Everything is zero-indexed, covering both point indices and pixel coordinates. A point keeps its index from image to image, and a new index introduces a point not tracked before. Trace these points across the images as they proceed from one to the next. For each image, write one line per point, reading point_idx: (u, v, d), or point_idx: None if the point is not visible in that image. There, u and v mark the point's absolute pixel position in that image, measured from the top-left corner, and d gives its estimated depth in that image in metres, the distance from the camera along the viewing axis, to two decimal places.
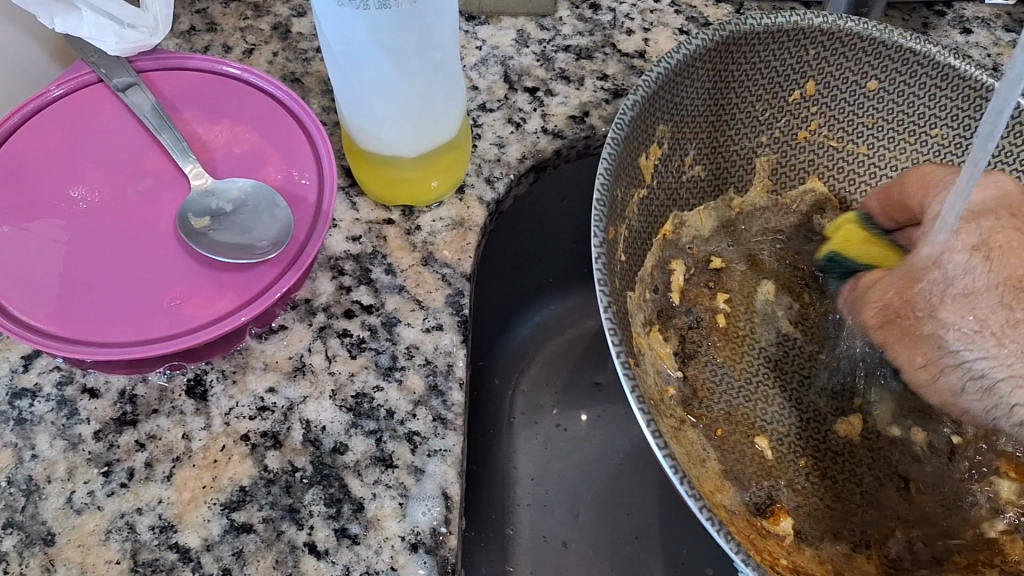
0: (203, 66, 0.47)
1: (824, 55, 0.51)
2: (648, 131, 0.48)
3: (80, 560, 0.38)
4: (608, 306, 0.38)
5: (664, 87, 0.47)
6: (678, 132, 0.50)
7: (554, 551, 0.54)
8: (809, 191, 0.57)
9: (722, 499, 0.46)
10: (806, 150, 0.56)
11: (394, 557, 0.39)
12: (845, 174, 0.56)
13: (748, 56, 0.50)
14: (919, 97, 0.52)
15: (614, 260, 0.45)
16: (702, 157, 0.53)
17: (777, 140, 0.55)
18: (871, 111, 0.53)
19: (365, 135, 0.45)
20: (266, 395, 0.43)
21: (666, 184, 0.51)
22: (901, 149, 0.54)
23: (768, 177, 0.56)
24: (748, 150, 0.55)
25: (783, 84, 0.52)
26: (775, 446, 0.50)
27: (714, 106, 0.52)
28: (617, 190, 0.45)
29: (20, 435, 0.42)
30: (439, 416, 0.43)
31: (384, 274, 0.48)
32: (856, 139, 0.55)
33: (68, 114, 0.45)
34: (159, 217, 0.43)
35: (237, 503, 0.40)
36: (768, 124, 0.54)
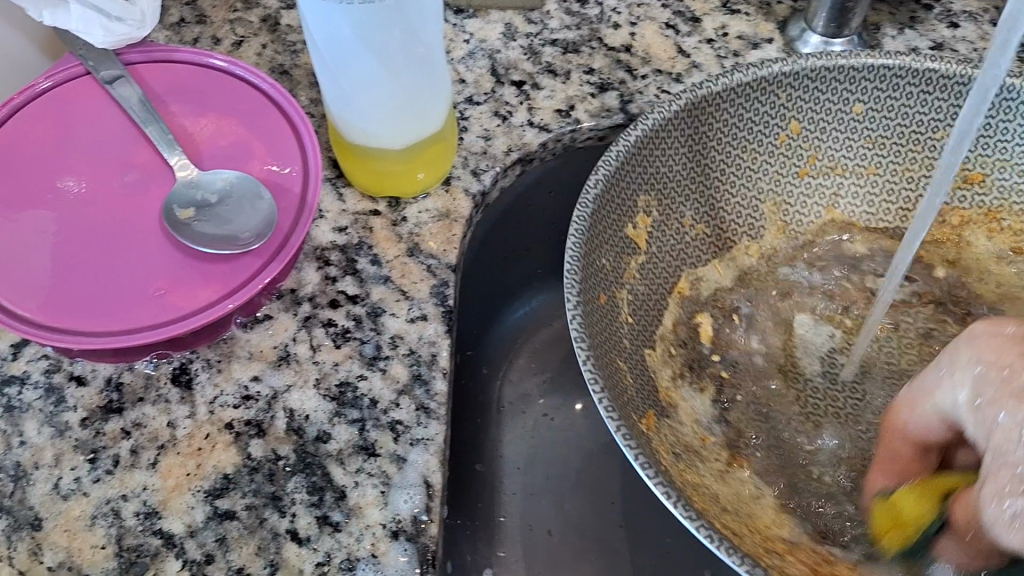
0: (191, 58, 0.48)
1: (797, 96, 0.49)
2: (628, 198, 0.46)
3: (66, 544, 0.39)
4: (587, 358, 0.38)
5: (631, 159, 0.45)
6: (663, 196, 0.48)
7: (539, 538, 0.55)
8: (829, 223, 0.54)
9: (781, 532, 0.42)
10: (814, 186, 0.53)
11: (375, 544, 0.40)
12: (861, 197, 0.53)
13: (717, 107, 0.48)
14: (910, 106, 0.49)
15: (616, 334, 0.44)
16: (698, 217, 0.51)
17: (777, 182, 0.52)
18: (866, 132, 0.50)
19: (350, 128, 0.46)
20: (250, 384, 0.44)
21: (665, 248, 0.49)
22: (910, 160, 0.51)
23: (782, 218, 0.53)
24: (748, 199, 0.52)
25: (765, 129, 0.50)
26: (832, 471, 0.47)
27: (696, 159, 0.49)
28: (600, 264, 0.43)
29: (9, 421, 0.43)
30: (422, 405, 0.44)
31: (369, 265, 0.48)
32: (860, 162, 0.52)
33: (57, 107, 0.46)
34: (146, 208, 0.43)
35: (221, 490, 0.41)
36: (761, 170, 0.51)
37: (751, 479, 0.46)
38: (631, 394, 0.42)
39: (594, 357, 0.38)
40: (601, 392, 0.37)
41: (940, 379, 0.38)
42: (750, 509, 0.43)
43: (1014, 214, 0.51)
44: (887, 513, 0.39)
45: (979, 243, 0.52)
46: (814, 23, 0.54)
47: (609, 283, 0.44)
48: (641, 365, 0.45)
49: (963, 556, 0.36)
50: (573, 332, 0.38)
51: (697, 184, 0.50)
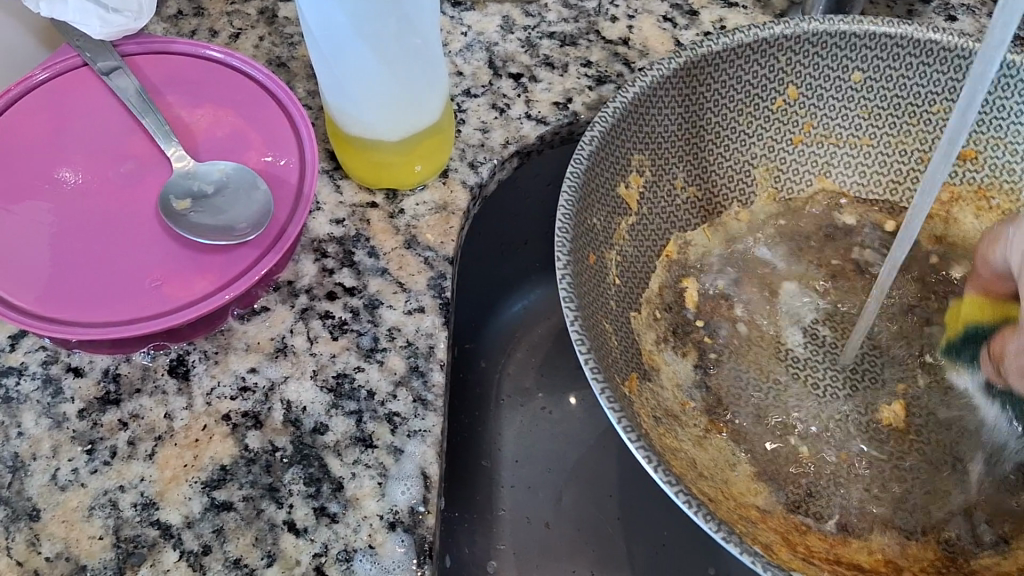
0: (188, 49, 0.48)
1: (797, 59, 0.50)
2: (621, 158, 0.46)
3: (64, 535, 0.39)
4: (575, 319, 0.38)
5: (628, 117, 0.46)
6: (657, 157, 0.49)
7: (537, 531, 0.55)
8: (819, 192, 0.54)
9: (755, 500, 0.43)
10: (808, 154, 0.53)
11: (372, 536, 0.40)
12: (853, 168, 0.53)
13: (716, 71, 0.48)
14: (909, 78, 0.49)
15: (603, 292, 0.45)
16: (691, 178, 0.51)
17: (770, 148, 0.53)
18: (862, 101, 0.51)
19: (347, 119, 0.46)
20: (247, 376, 0.44)
21: (654, 209, 0.50)
22: (905, 133, 0.51)
23: (773, 185, 0.54)
24: (741, 164, 0.53)
25: (762, 93, 0.50)
26: (812, 441, 0.47)
27: (692, 122, 0.50)
28: (591, 221, 0.44)
29: (6, 413, 0.43)
30: (419, 397, 0.44)
31: (366, 257, 0.48)
32: (855, 132, 0.52)
33: (54, 98, 0.46)
34: (143, 199, 0.43)
35: (218, 481, 0.41)
36: (756, 135, 0.52)
37: (731, 446, 0.46)
38: (615, 355, 0.43)
39: (582, 319, 0.38)
40: (588, 353, 0.37)
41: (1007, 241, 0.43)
42: (724, 477, 0.43)
43: (1003, 193, 0.51)
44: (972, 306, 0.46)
45: (966, 221, 0.53)
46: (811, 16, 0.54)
47: (597, 241, 0.45)
48: (625, 323, 0.46)
49: (992, 375, 0.44)
50: (562, 293, 0.38)
51: (691, 146, 0.51)
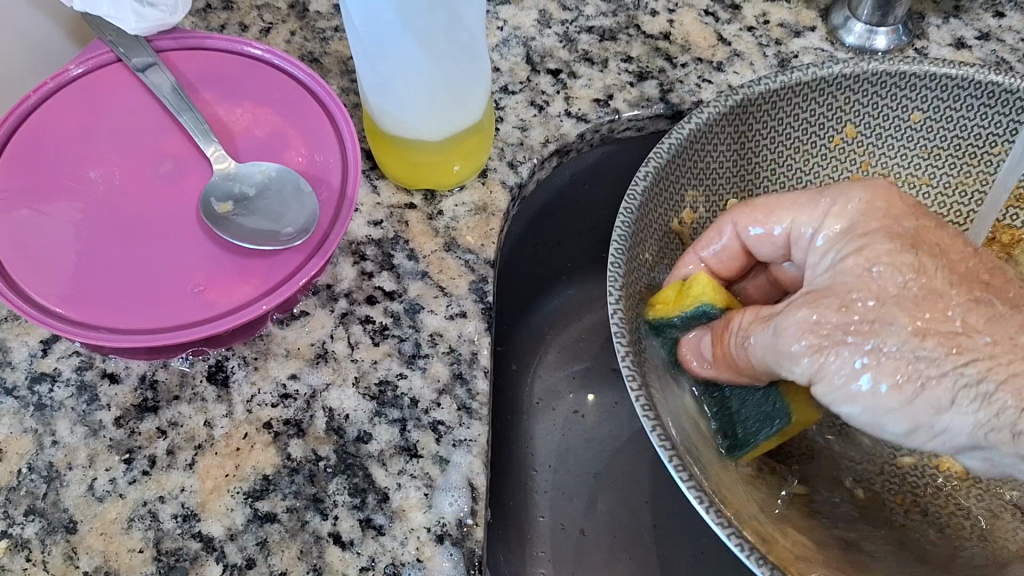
0: (226, 45, 0.46)
1: (857, 96, 0.47)
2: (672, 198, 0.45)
3: (102, 548, 0.38)
4: (625, 353, 0.37)
5: (680, 154, 0.45)
6: (710, 196, 0.47)
7: (573, 538, 0.54)
8: None
9: (807, 535, 0.41)
10: None
11: (421, 549, 0.39)
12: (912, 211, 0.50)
13: (772, 110, 0.47)
14: (970, 118, 0.47)
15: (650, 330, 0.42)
16: None
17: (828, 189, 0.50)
18: (920, 141, 0.49)
19: (389, 118, 0.45)
20: (288, 382, 0.43)
21: None
22: (965, 173, 0.49)
23: None
24: None
25: (819, 131, 0.48)
26: (865, 485, 0.46)
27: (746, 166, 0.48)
28: (637, 255, 0.42)
29: (40, 420, 0.41)
30: (463, 405, 0.43)
31: (406, 260, 0.47)
32: (914, 172, 0.49)
33: (87, 93, 0.44)
34: (180, 200, 0.42)
35: (261, 492, 0.40)
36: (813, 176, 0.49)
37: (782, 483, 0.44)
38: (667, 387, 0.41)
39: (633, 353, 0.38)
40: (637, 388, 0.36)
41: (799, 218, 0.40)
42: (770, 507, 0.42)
43: None
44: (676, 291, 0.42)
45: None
46: (859, 11, 0.53)
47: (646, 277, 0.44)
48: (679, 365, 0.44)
49: (705, 364, 0.41)
50: (613, 327, 0.38)
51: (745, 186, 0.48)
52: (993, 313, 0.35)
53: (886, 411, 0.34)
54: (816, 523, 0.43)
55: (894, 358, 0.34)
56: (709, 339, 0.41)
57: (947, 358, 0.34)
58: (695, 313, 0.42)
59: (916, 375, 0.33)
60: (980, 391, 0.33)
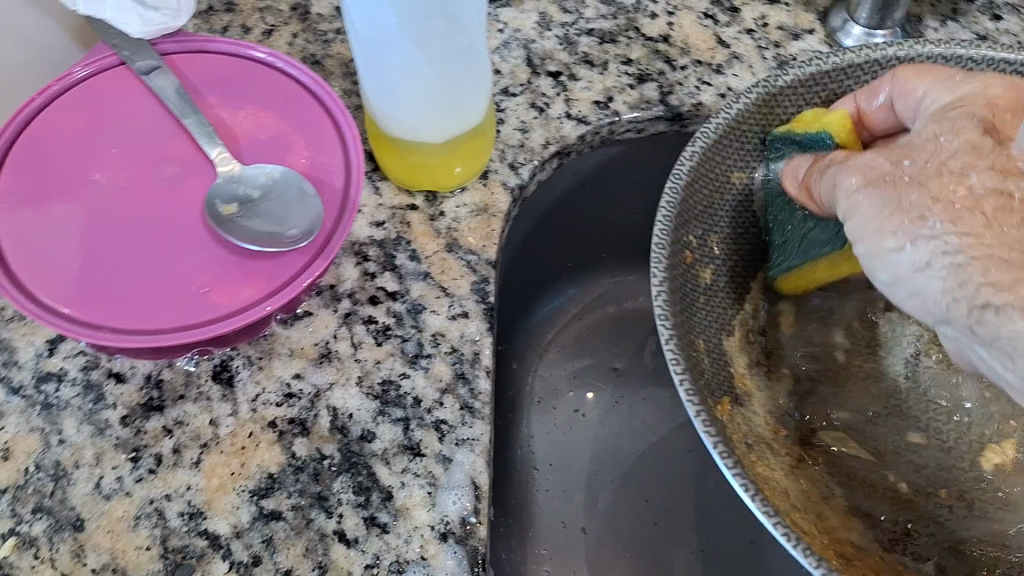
0: (229, 49, 0.47)
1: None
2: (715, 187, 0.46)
3: (110, 546, 0.38)
4: (670, 338, 0.38)
5: (721, 142, 0.46)
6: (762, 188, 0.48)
7: (572, 536, 0.55)
8: None
9: (848, 535, 0.42)
10: None
11: (425, 547, 0.39)
12: None
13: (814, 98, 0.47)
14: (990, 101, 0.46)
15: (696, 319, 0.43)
16: None
17: None
18: None
19: (390, 121, 0.45)
20: (292, 382, 0.43)
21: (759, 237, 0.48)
22: None
23: None
24: None
25: None
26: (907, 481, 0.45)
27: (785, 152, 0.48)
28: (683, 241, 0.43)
29: (46, 419, 0.42)
30: (466, 404, 0.43)
31: (408, 261, 0.47)
32: None
33: (91, 96, 0.45)
34: (185, 202, 0.42)
35: (266, 490, 0.40)
36: None
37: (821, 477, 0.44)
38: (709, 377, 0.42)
39: (678, 336, 0.38)
40: (682, 372, 0.37)
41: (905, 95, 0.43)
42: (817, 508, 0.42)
43: None
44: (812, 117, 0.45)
45: None
46: (856, 15, 0.53)
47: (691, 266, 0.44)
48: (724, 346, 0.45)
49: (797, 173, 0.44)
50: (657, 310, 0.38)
51: None
52: (1007, 206, 0.35)
53: (862, 236, 0.37)
54: (859, 521, 0.43)
55: (917, 227, 0.35)
56: (806, 164, 0.44)
57: (926, 205, 0.35)
58: (813, 140, 0.45)
59: (919, 227, 0.35)
60: (955, 261, 0.34)
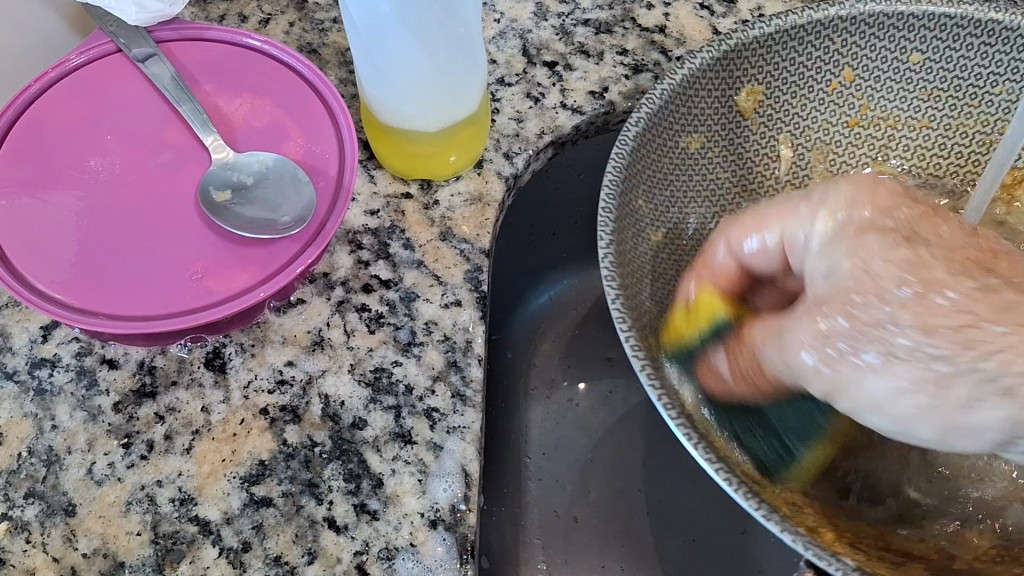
0: (225, 37, 0.47)
1: (853, 41, 0.47)
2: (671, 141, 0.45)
3: (101, 531, 0.39)
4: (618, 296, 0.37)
5: (671, 102, 0.45)
6: (703, 141, 0.47)
7: (566, 525, 0.55)
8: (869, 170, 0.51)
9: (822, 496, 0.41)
10: (863, 137, 0.51)
11: (414, 534, 0.39)
12: (913, 152, 0.51)
13: (766, 55, 0.47)
14: (971, 58, 0.47)
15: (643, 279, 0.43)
16: (734, 159, 0.49)
17: (824, 129, 0.50)
18: (920, 82, 0.49)
19: (384, 109, 0.45)
20: (285, 369, 0.43)
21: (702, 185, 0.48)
22: (965, 114, 0.49)
23: (828, 168, 0.51)
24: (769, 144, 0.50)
25: (815, 75, 0.49)
26: None
27: (749, 101, 0.48)
28: (631, 205, 0.42)
29: (40, 405, 0.42)
30: (457, 392, 0.43)
31: (402, 249, 0.47)
32: (913, 115, 0.50)
33: (87, 84, 0.45)
34: (179, 189, 0.42)
35: (257, 477, 0.40)
36: (808, 119, 0.50)
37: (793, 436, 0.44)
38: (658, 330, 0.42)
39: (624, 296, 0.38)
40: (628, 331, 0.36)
41: (799, 213, 0.38)
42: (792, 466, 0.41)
43: None
44: (686, 315, 0.40)
45: None
46: None
47: (643, 225, 0.44)
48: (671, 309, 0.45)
49: (724, 381, 0.38)
50: (604, 268, 0.38)
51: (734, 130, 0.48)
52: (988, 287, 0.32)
53: (823, 384, 0.33)
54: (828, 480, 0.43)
55: (910, 362, 0.31)
56: (728, 358, 0.38)
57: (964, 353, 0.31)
58: (710, 331, 0.39)
59: (933, 372, 0.31)
60: (999, 384, 0.30)
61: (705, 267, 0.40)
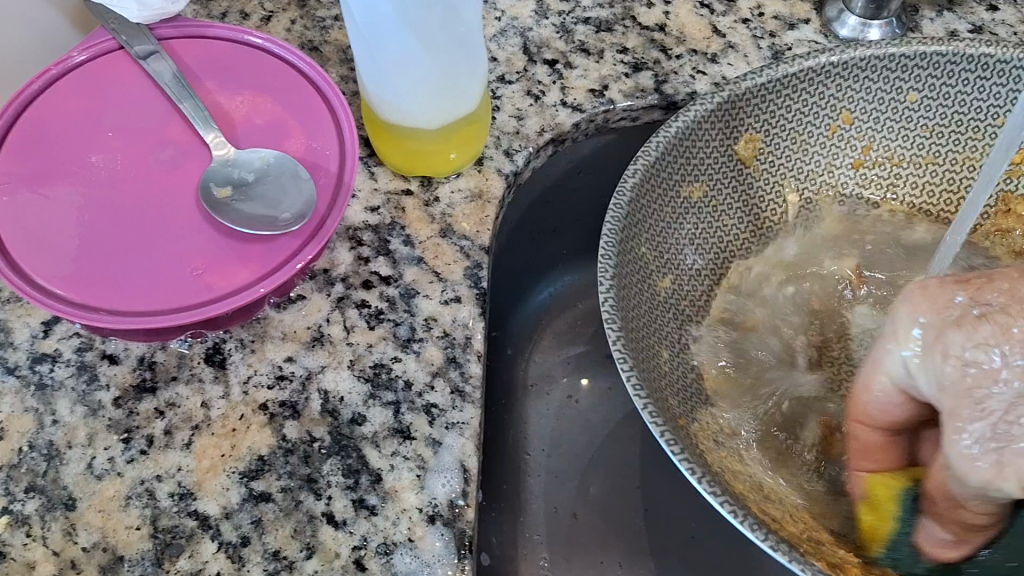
0: (226, 35, 0.47)
1: (848, 85, 0.49)
2: (673, 190, 0.46)
3: (101, 525, 0.39)
4: (619, 340, 0.38)
5: (673, 153, 0.45)
6: (707, 189, 0.48)
7: (565, 522, 0.55)
8: (883, 213, 0.53)
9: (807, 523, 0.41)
10: (868, 177, 0.52)
11: (412, 529, 0.39)
12: (922, 189, 0.52)
13: (763, 104, 0.48)
14: (968, 92, 0.48)
15: (652, 332, 0.44)
16: (738, 208, 0.50)
17: (829, 171, 0.52)
18: (921, 120, 0.50)
19: (385, 107, 0.45)
20: (284, 364, 0.43)
21: (709, 234, 0.49)
22: (970, 148, 0.50)
23: (839, 208, 0.53)
24: (774, 190, 0.51)
25: (815, 120, 0.50)
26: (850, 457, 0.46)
27: (748, 149, 0.49)
28: (636, 256, 0.43)
29: (41, 399, 0.42)
30: (457, 388, 0.43)
31: (402, 246, 0.48)
32: (918, 151, 0.51)
33: (89, 80, 0.45)
34: (180, 186, 0.43)
35: (256, 472, 0.40)
36: (810, 164, 0.52)
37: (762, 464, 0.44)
38: (670, 385, 0.43)
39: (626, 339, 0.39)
40: (630, 372, 0.37)
41: (887, 349, 0.37)
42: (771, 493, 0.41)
43: None
44: (871, 505, 0.40)
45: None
46: (852, 4, 0.53)
47: (647, 272, 0.44)
48: (680, 354, 0.46)
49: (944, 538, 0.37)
50: (605, 314, 0.39)
51: (736, 176, 0.49)
52: None
53: (995, 479, 0.34)
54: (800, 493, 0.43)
55: None
56: (937, 523, 0.37)
57: None
58: (908, 510, 0.39)
59: None
60: None
61: (859, 453, 0.40)
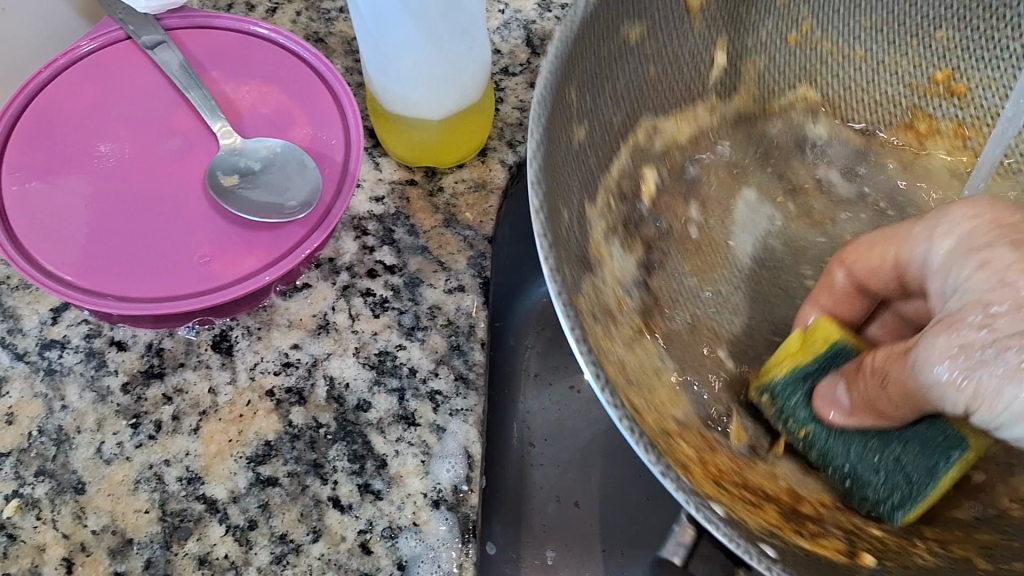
0: (233, 25, 0.47)
1: None
2: (616, 24, 0.41)
3: (110, 508, 0.39)
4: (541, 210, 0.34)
5: None
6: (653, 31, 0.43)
7: (566, 510, 0.55)
8: (799, 99, 0.52)
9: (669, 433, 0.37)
10: (795, 55, 0.51)
11: (417, 513, 0.40)
12: (840, 81, 0.52)
13: None
14: None
15: (567, 181, 0.39)
16: (674, 62, 0.46)
17: (764, 42, 0.50)
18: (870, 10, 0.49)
19: (389, 98, 0.46)
20: (291, 351, 0.44)
21: (634, 85, 0.44)
22: (902, 53, 0.50)
23: (754, 84, 0.51)
24: (704, 47, 0.47)
25: None
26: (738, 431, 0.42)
27: None
28: (564, 104, 0.38)
29: (49, 385, 0.43)
30: (461, 375, 0.44)
31: (407, 235, 0.48)
32: (852, 43, 0.50)
33: (96, 70, 0.45)
34: (188, 175, 0.43)
35: (263, 457, 0.41)
36: (751, 26, 0.48)
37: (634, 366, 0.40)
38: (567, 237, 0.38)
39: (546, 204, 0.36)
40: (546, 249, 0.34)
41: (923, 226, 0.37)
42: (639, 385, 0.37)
43: None
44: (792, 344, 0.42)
45: None
46: None
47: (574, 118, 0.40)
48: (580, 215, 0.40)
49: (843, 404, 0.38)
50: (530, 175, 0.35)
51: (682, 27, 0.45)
52: None
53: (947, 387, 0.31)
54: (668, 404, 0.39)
55: None
56: (845, 386, 0.38)
57: None
58: (827, 360, 0.40)
59: None
60: None
61: (825, 294, 0.42)
